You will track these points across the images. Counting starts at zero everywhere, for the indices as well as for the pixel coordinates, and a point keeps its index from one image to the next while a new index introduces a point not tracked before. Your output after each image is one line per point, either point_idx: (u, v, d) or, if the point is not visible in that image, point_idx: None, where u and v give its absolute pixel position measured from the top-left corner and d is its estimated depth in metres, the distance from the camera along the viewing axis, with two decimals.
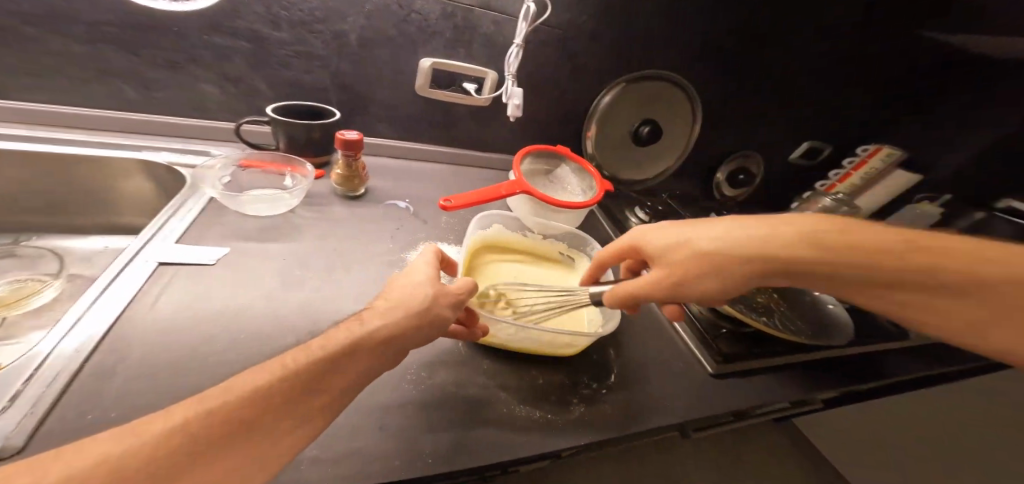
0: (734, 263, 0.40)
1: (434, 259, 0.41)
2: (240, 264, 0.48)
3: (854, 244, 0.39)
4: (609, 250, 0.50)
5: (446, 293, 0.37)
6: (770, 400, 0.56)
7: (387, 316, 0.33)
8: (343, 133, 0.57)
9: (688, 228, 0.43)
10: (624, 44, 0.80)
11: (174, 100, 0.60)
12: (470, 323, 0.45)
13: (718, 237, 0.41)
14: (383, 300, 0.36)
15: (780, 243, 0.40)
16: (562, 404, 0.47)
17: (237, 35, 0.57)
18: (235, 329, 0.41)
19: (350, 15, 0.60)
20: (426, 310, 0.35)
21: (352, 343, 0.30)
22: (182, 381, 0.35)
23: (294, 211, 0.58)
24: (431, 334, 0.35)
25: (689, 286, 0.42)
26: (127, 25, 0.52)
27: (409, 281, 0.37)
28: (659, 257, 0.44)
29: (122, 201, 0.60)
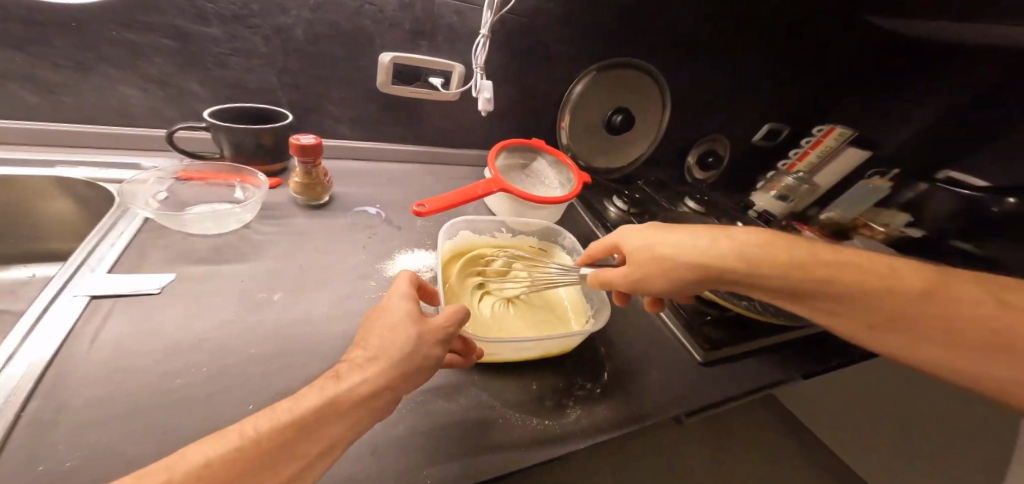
0: (685, 269, 0.40)
1: (409, 291, 0.35)
2: (192, 291, 0.42)
3: (800, 257, 0.36)
4: (597, 247, 0.50)
5: (432, 330, 0.32)
6: (756, 382, 0.57)
7: (368, 368, 0.28)
8: (297, 138, 0.52)
9: (655, 231, 0.43)
10: (591, 33, 0.79)
11: (87, 108, 0.51)
12: (465, 351, 0.42)
13: (673, 238, 0.41)
14: (360, 349, 0.30)
15: (731, 250, 0.38)
16: (558, 409, 0.46)
17: (156, 31, 0.49)
18: (194, 366, 0.36)
19: (293, 7, 0.54)
20: (415, 355, 0.30)
21: (327, 406, 0.25)
22: (133, 437, 0.30)
23: (249, 226, 0.52)
24: (423, 378, 0.31)
25: (652, 284, 0.42)
26: (6, 20, 0.43)
27: (387, 323, 0.32)
28: (629, 258, 0.44)
29: (41, 226, 0.52)
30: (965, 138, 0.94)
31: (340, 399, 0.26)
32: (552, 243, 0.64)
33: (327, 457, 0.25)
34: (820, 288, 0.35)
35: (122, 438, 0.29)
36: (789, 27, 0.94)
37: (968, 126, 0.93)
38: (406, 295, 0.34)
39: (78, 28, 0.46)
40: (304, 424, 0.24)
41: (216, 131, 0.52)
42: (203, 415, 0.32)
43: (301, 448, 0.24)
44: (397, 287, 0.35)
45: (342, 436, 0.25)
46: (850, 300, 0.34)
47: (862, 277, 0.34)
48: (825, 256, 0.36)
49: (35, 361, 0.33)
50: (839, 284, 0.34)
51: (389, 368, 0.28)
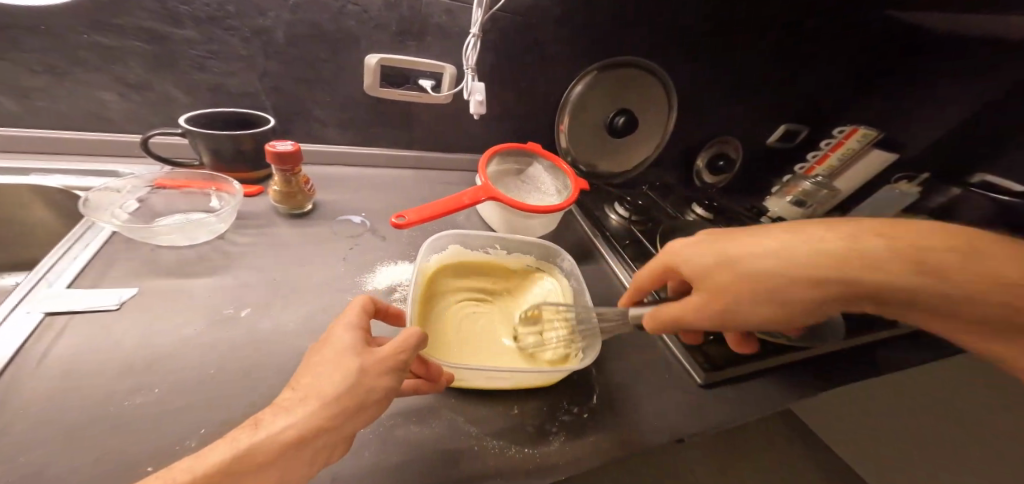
0: (800, 291, 0.34)
1: (357, 318, 0.34)
2: (155, 305, 0.40)
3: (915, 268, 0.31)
4: (648, 269, 0.44)
5: (378, 361, 0.31)
6: (761, 408, 0.53)
7: (295, 411, 0.27)
8: (274, 145, 0.50)
9: (725, 242, 0.37)
10: (590, 31, 0.75)
11: (63, 113, 0.50)
12: (430, 377, 0.39)
13: (752, 252, 0.35)
14: (291, 389, 0.29)
15: (837, 259, 0.32)
16: (540, 435, 0.43)
17: (128, 34, 0.48)
18: (146, 386, 0.34)
19: (272, 9, 0.52)
20: (354, 391, 0.29)
21: (240, 459, 0.24)
22: (70, 465, 0.28)
23: (224, 236, 0.51)
24: (369, 414, 0.29)
25: (742, 310, 0.36)
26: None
27: (324, 358, 0.30)
28: (705, 278, 0.37)
29: (22, 231, 0.52)
30: (982, 140, 0.85)
31: (257, 449, 0.25)
32: (551, 264, 0.60)
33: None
34: (954, 299, 0.30)
35: (58, 466, 0.28)
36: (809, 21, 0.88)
37: (987, 130, 0.85)
38: (347, 325, 0.33)
39: (46, 32, 0.45)
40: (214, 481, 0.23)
41: (192, 137, 0.51)
42: (148, 440, 0.31)
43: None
44: (346, 314, 0.34)
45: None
46: (990, 313, 0.30)
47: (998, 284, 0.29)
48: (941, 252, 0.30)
49: None
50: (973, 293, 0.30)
51: (320, 409, 0.27)
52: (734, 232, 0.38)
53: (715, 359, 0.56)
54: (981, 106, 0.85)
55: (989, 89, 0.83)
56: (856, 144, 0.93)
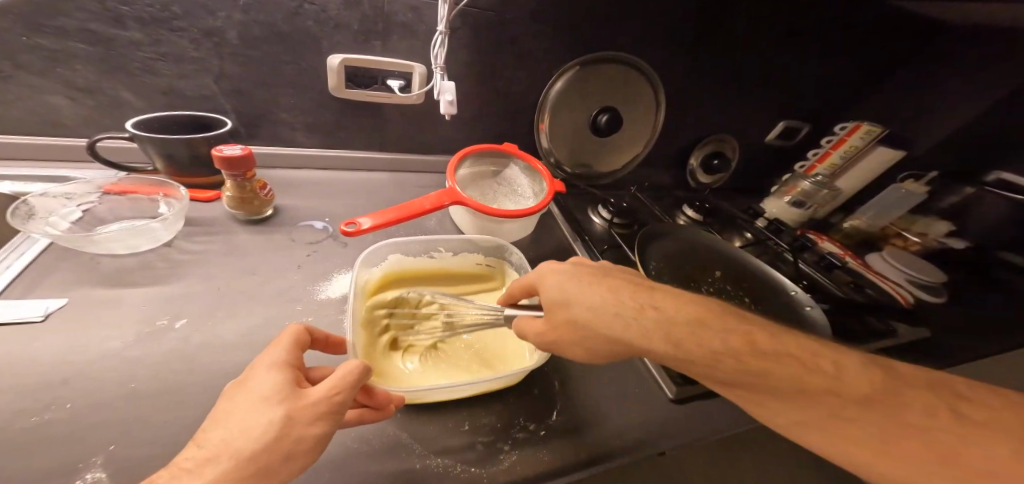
0: (606, 342, 0.35)
1: (285, 355, 0.32)
2: (83, 318, 0.39)
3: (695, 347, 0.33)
4: (518, 286, 0.44)
5: (306, 407, 0.28)
6: (738, 425, 0.50)
7: (204, 473, 0.25)
8: (221, 151, 0.48)
9: (573, 283, 0.38)
10: (567, 27, 0.72)
11: (15, 118, 0.51)
12: (376, 404, 0.36)
13: (596, 310, 0.35)
14: (200, 446, 0.27)
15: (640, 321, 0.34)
16: (491, 455, 0.40)
17: (70, 35, 0.48)
18: (58, 401, 0.33)
19: (221, 9, 0.51)
20: (277, 443, 0.27)
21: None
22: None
23: (172, 244, 0.49)
24: (300, 463, 0.28)
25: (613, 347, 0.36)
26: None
27: (243, 407, 0.28)
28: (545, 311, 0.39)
29: None
30: (989, 140, 0.85)
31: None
32: (501, 259, 0.59)
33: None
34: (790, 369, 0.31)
35: None
36: (812, 14, 0.82)
37: (994, 130, 0.84)
38: (272, 366, 0.31)
39: None
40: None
41: (141, 142, 0.49)
42: (50, 455, 0.29)
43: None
44: (272, 351, 0.32)
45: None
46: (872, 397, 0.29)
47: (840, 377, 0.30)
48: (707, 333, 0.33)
49: None
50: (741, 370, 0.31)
51: (234, 471, 0.25)
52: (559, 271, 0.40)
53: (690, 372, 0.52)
54: (990, 104, 0.83)
55: (993, 88, 0.81)
56: (860, 141, 0.87)
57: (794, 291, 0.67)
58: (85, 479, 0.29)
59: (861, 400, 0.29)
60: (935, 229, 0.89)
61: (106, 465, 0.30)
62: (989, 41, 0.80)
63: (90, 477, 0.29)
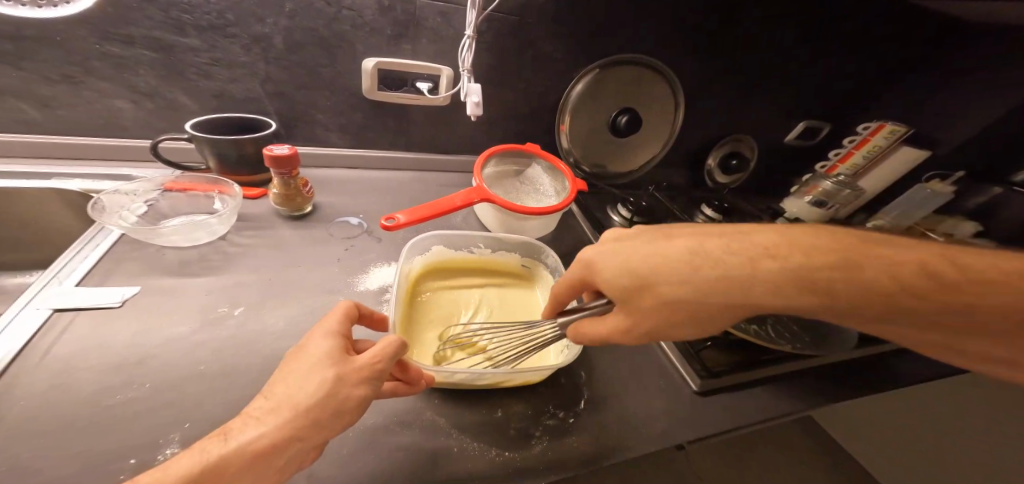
0: (714, 311, 0.34)
1: (338, 325, 0.34)
2: (152, 305, 0.43)
3: (893, 294, 0.30)
4: (563, 282, 0.42)
5: (355, 370, 0.31)
6: (762, 418, 0.51)
7: (264, 422, 0.28)
8: (271, 149, 0.51)
9: (644, 262, 0.36)
10: (590, 29, 0.73)
11: (80, 120, 0.56)
12: (410, 378, 0.38)
13: (676, 280, 0.34)
14: (264, 397, 0.30)
15: (863, 281, 0.31)
16: (522, 439, 0.42)
17: (136, 43, 0.52)
18: (135, 382, 0.36)
19: (269, 16, 0.55)
20: (326, 401, 0.29)
21: (213, 471, 0.25)
22: (39, 460, 0.29)
23: (225, 238, 0.53)
24: (345, 421, 0.30)
25: (701, 313, 0.34)
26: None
27: (300, 367, 0.31)
28: (627, 303, 0.37)
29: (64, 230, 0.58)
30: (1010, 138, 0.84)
31: (225, 461, 0.26)
32: (536, 260, 0.61)
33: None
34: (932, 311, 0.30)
35: (43, 452, 0.30)
36: (835, 12, 0.81)
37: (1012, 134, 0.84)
38: (327, 333, 0.33)
39: (61, 42, 0.49)
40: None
41: (198, 143, 0.53)
42: (140, 426, 0.33)
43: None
44: (327, 320, 0.35)
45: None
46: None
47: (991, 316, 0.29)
48: (948, 286, 0.30)
49: None
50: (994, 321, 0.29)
51: (294, 421, 0.28)
52: (704, 239, 0.37)
53: (713, 367, 0.54)
54: (1006, 110, 0.82)
55: (1006, 92, 0.81)
56: (883, 141, 0.86)
57: None
58: (165, 453, 0.32)
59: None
60: (962, 230, 0.85)
61: (182, 441, 0.33)
62: (992, 41, 0.80)
63: (168, 452, 0.32)
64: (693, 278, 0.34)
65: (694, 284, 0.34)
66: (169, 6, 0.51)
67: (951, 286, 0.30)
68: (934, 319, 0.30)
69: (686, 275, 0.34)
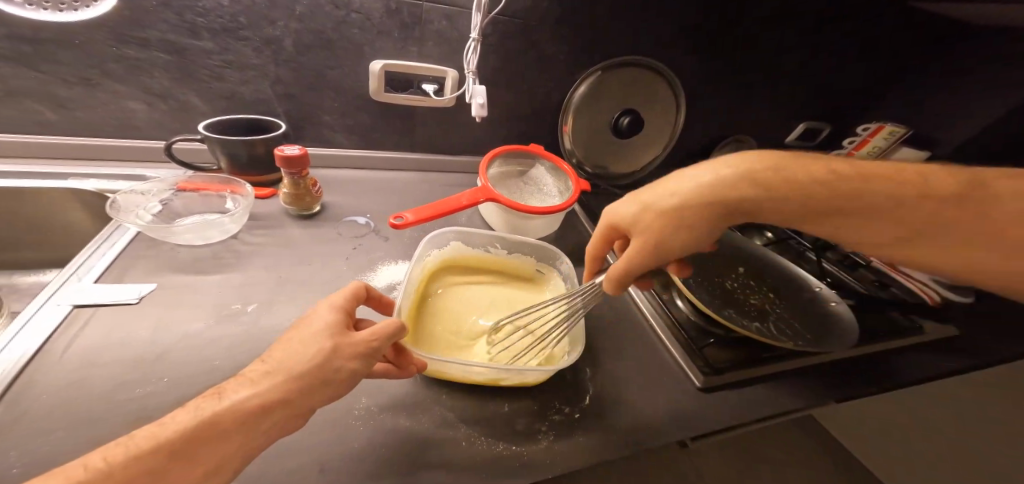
0: (705, 215, 0.38)
1: (344, 301, 0.36)
2: (168, 301, 0.44)
3: (837, 186, 0.37)
4: (597, 239, 0.47)
5: (351, 343, 0.32)
6: (764, 413, 0.52)
7: (258, 384, 0.28)
8: (282, 150, 0.53)
9: (640, 187, 0.43)
10: (592, 31, 0.75)
11: (97, 121, 0.58)
12: (400, 363, 0.40)
13: (668, 191, 0.40)
14: (262, 361, 0.31)
15: (802, 179, 0.37)
16: (529, 434, 0.43)
17: (151, 45, 0.55)
18: (153, 376, 0.37)
19: (279, 19, 0.57)
20: (321, 368, 0.30)
21: (204, 425, 0.25)
22: (63, 448, 0.30)
23: (237, 236, 0.54)
24: (335, 393, 0.31)
25: (697, 218, 0.39)
26: (15, 39, 0.49)
27: (301, 335, 0.32)
28: (633, 221, 0.41)
29: (79, 229, 0.60)
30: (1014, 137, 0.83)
31: (219, 417, 0.26)
32: (550, 266, 0.61)
33: (215, 480, 0.25)
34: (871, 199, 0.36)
35: (63, 441, 0.31)
36: (833, 14, 0.83)
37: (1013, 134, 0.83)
38: (329, 306, 0.34)
39: (80, 45, 0.52)
40: (179, 447, 0.24)
41: (211, 143, 0.55)
42: (159, 416, 0.34)
43: (187, 461, 0.24)
44: (334, 296, 0.36)
45: (232, 456, 0.26)
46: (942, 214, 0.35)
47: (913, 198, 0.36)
48: (861, 181, 0.37)
49: (7, 369, 0.34)
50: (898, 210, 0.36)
51: (289, 383, 0.28)
52: (678, 171, 0.43)
53: (716, 363, 0.55)
54: (1006, 111, 0.83)
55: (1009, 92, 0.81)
56: (883, 141, 0.88)
57: (818, 288, 0.70)
58: None
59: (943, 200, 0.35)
60: None
61: None
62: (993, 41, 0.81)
63: None
64: (683, 187, 0.39)
65: (686, 191, 0.39)
66: (184, 10, 0.53)
67: (862, 183, 0.37)
68: (873, 206, 0.36)
69: (677, 186, 0.40)
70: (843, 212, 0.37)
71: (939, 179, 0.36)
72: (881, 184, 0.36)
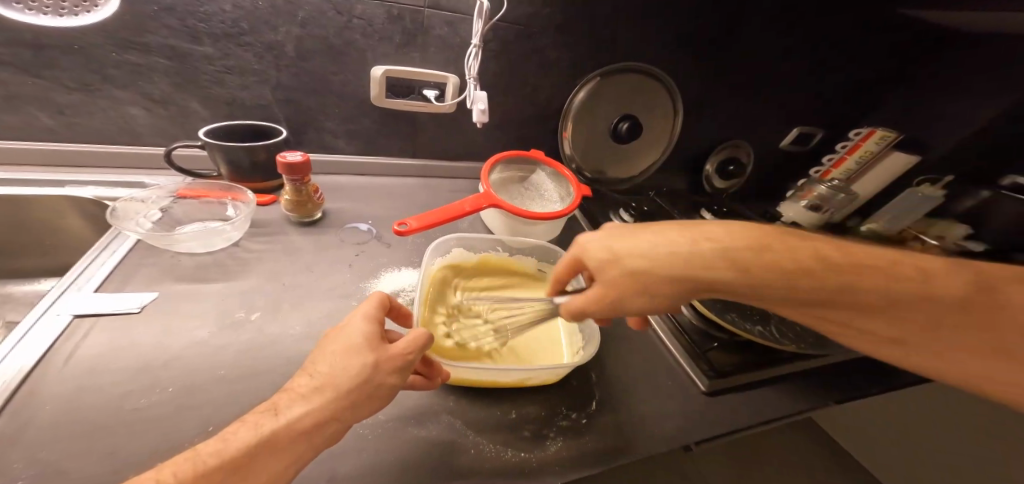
0: (663, 284, 0.36)
1: (374, 309, 0.36)
2: (172, 309, 0.43)
3: (837, 274, 0.33)
4: (563, 261, 0.44)
5: (390, 358, 0.32)
6: (768, 415, 0.52)
7: (309, 399, 0.29)
8: (285, 157, 0.52)
9: (616, 239, 0.39)
10: (592, 37, 0.75)
11: (96, 128, 0.58)
12: (430, 373, 0.40)
13: (637, 252, 0.37)
14: (309, 376, 0.31)
15: (700, 253, 0.36)
16: (537, 440, 0.42)
17: (152, 51, 0.54)
18: (159, 385, 0.36)
19: (281, 24, 0.57)
20: (365, 384, 0.30)
21: (263, 443, 0.26)
22: (71, 454, 0.30)
23: (238, 243, 0.53)
24: (377, 406, 0.31)
25: (653, 286, 0.36)
26: (15, 44, 0.49)
27: (342, 349, 0.32)
28: (599, 275, 0.39)
29: (76, 237, 0.59)
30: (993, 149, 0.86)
31: (277, 436, 0.26)
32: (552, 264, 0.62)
33: None
34: (813, 290, 0.33)
35: (70, 453, 0.30)
36: (825, 21, 0.85)
37: (1003, 138, 0.84)
38: (364, 318, 0.34)
39: (79, 50, 0.51)
40: (240, 465, 0.25)
41: (211, 149, 0.54)
42: (166, 423, 0.33)
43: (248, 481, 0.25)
44: (363, 306, 0.36)
45: (287, 470, 0.26)
46: (915, 320, 0.32)
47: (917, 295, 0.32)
48: (881, 258, 0.34)
49: (7, 380, 0.33)
50: (883, 293, 0.32)
51: (337, 400, 0.29)
52: (654, 225, 0.40)
53: (720, 366, 0.55)
54: (992, 114, 0.84)
55: (1001, 95, 0.82)
56: (875, 146, 0.89)
57: None
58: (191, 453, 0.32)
59: (931, 299, 0.32)
60: (953, 233, 0.88)
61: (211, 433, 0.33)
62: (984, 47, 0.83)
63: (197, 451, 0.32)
64: (655, 251, 0.37)
65: (654, 256, 0.37)
66: (186, 15, 0.53)
67: (883, 266, 0.33)
68: (845, 304, 0.33)
69: (651, 249, 0.37)
70: (826, 303, 0.34)
71: (939, 277, 0.32)
72: (860, 275, 0.33)
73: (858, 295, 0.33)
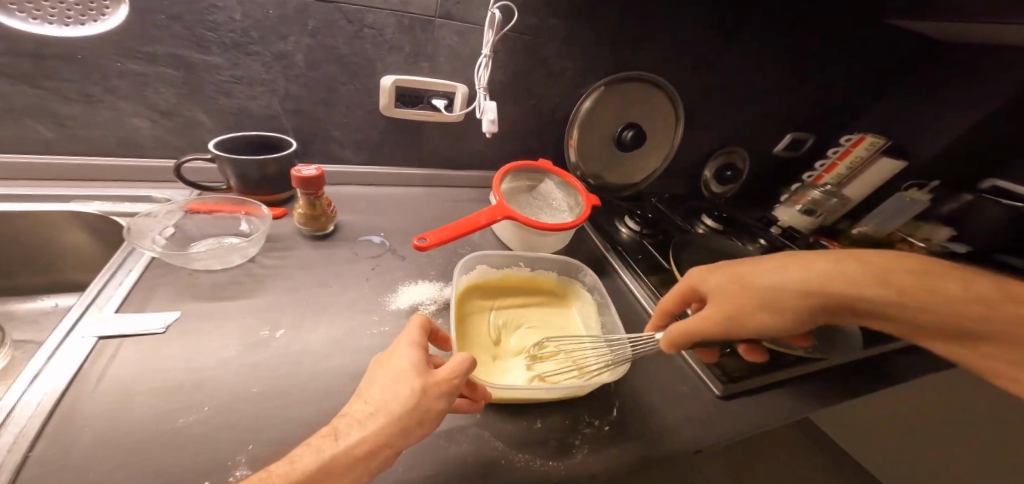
0: (788, 300, 0.41)
1: (417, 336, 0.37)
2: (198, 328, 0.42)
3: (908, 285, 0.38)
4: (670, 295, 0.49)
5: (436, 382, 0.32)
6: (780, 417, 0.54)
7: (365, 425, 0.30)
8: (299, 171, 0.51)
9: (734, 268, 0.45)
10: (599, 47, 0.76)
11: (99, 140, 0.56)
12: (474, 395, 0.40)
13: (755, 276, 0.43)
14: (361, 401, 0.32)
15: (844, 274, 0.40)
16: (564, 449, 0.43)
17: (158, 61, 0.53)
18: (195, 405, 0.35)
19: (291, 34, 0.56)
20: (413, 411, 0.31)
21: (324, 467, 0.27)
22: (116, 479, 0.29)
23: (253, 259, 0.53)
24: (425, 433, 0.32)
25: (770, 300, 0.41)
26: (12, 54, 0.47)
27: (390, 377, 0.33)
28: (716, 295, 0.44)
29: (80, 253, 0.58)
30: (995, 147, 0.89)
31: (335, 461, 0.27)
32: (570, 277, 0.63)
33: None
34: (901, 302, 0.38)
35: (115, 475, 0.29)
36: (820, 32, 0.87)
37: (1003, 138, 0.87)
38: (409, 346, 0.36)
39: (82, 60, 0.50)
40: None
41: (221, 162, 0.53)
42: (208, 445, 0.33)
43: None
44: (406, 334, 0.37)
45: None
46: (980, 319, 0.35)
47: (980, 303, 0.35)
48: (904, 276, 0.39)
49: (41, 403, 0.32)
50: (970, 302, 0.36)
51: (387, 426, 0.30)
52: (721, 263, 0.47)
53: (732, 371, 0.56)
54: (985, 114, 0.88)
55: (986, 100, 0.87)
56: (865, 152, 0.94)
57: None
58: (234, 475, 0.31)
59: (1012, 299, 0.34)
60: (937, 235, 0.92)
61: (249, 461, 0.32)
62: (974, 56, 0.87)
63: (239, 473, 0.31)
64: (772, 276, 0.42)
65: (774, 279, 0.42)
66: (194, 25, 0.52)
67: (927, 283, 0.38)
68: (931, 313, 0.37)
69: (775, 270, 0.42)
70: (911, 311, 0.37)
71: (978, 286, 0.36)
72: (926, 286, 0.37)
73: (937, 300, 0.37)
